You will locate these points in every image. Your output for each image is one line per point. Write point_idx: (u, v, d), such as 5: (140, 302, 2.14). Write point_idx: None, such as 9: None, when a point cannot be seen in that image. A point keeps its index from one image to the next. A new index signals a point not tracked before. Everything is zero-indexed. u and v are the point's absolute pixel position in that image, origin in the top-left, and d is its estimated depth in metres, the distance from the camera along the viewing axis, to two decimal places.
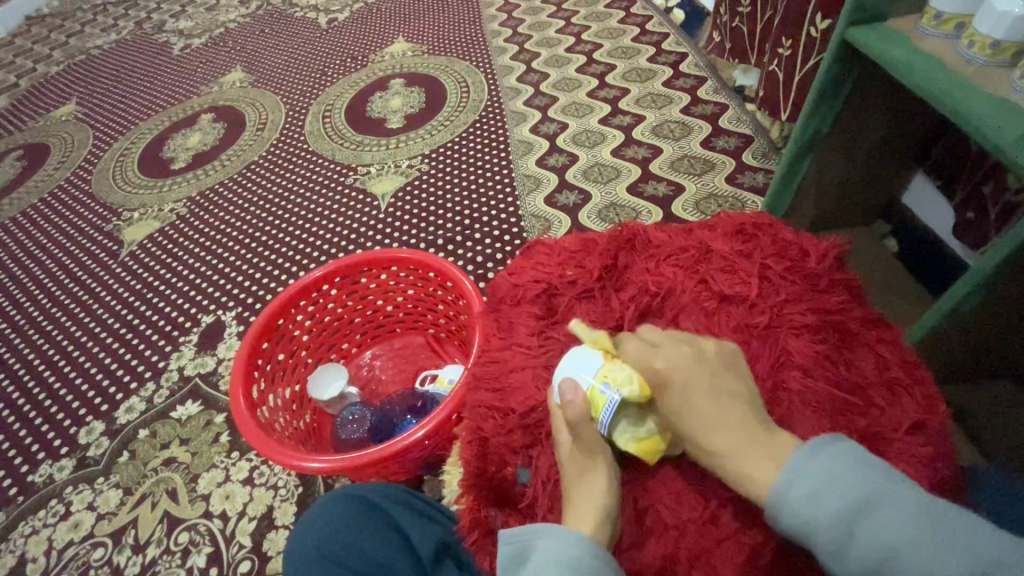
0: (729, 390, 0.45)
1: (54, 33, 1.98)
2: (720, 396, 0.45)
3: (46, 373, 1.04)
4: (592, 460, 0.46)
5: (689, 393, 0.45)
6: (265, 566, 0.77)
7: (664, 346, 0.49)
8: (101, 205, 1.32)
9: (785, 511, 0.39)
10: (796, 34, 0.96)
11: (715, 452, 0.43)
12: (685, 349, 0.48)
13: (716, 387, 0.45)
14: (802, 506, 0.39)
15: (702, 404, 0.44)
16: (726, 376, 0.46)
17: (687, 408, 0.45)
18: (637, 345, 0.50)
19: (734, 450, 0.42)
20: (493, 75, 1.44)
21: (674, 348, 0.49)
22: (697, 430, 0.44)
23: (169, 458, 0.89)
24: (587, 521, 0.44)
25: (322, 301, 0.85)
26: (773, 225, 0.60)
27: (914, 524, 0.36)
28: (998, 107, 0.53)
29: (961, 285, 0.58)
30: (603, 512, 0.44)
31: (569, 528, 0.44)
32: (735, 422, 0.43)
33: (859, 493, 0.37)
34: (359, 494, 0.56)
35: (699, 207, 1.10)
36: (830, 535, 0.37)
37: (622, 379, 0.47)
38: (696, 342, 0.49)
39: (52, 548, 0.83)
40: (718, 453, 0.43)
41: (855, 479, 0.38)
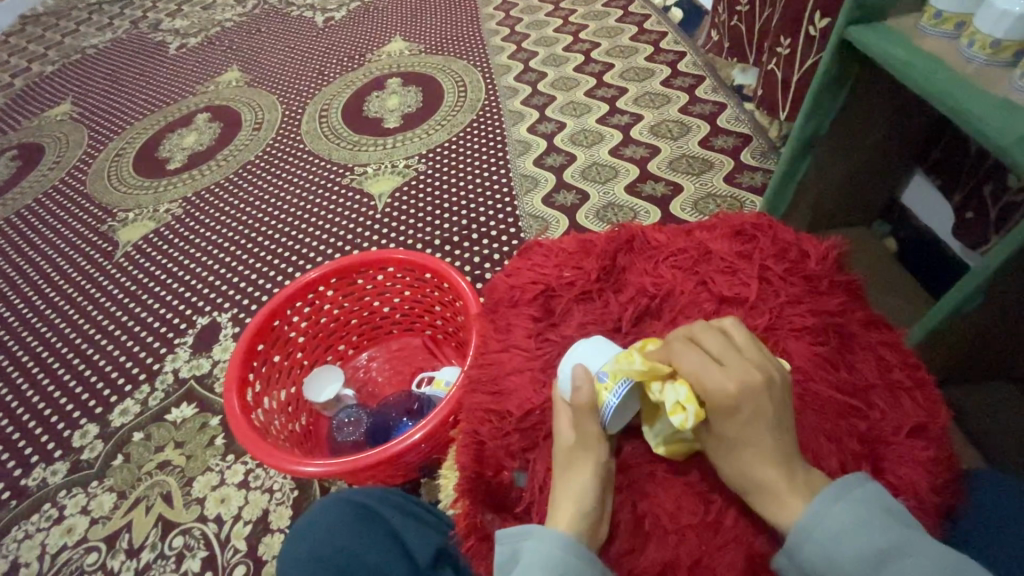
0: (786, 422, 0.42)
1: (49, 32, 1.97)
2: (781, 431, 0.42)
3: (39, 375, 1.03)
4: (586, 454, 0.46)
5: (753, 428, 0.42)
6: (260, 570, 0.77)
7: (732, 363, 0.43)
8: (95, 206, 1.31)
9: (806, 546, 0.40)
10: (794, 33, 0.96)
11: (759, 487, 0.41)
12: (758, 372, 0.43)
13: (779, 420, 0.42)
14: (825, 544, 0.39)
15: (762, 441, 0.42)
16: (789, 405, 0.43)
17: (747, 442, 0.42)
18: (699, 357, 0.44)
19: (777, 488, 0.41)
20: (490, 74, 1.44)
21: (746, 369, 0.43)
22: (749, 464, 0.42)
23: (164, 461, 0.89)
24: (564, 517, 0.44)
25: (318, 302, 0.84)
26: (772, 226, 0.59)
27: (935, 571, 0.36)
28: (1000, 108, 0.52)
29: (962, 287, 0.58)
30: (584, 507, 0.44)
31: (551, 526, 0.44)
32: (789, 458, 0.42)
33: (882, 542, 0.38)
34: (351, 496, 0.57)
35: (698, 207, 1.09)
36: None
37: (674, 405, 0.43)
38: (764, 363, 0.44)
39: (45, 553, 0.82)
40: (763, 488, 0.41)
41: (882, 524, 0.39)
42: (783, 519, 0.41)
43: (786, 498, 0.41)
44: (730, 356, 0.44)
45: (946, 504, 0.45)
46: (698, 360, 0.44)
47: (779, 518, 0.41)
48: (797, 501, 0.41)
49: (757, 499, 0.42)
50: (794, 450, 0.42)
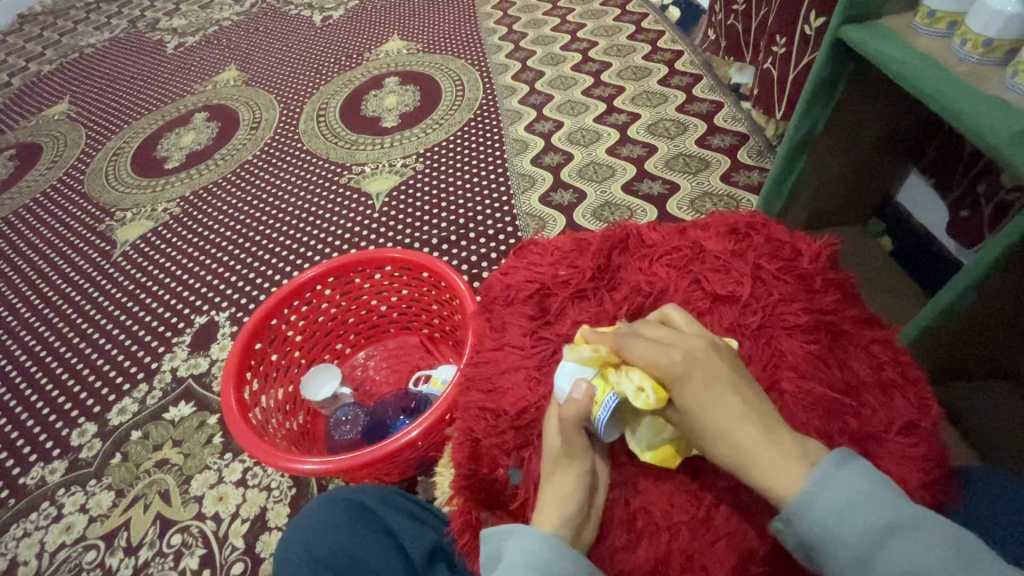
0: (746, 384, 0.45)
1: (46, 31, 1.97)
2: (742, 390, 0.44)
3: (38, 374, 1.03)
4: (571, 458, 0.47)
5: (716, 389, 0.44)
6: (258, 568, 0.77)
7: (676, 339, 0.47)
8: (93, 205, 1.31)
9: (806, 519, 0.39)
10: (790, 32, 0.96)
11: (744, 450, 0.42)
12: (700, 339, 0.47)
13: (737, 379, 0.45)
14: (824, 518, 0.39)
15: (729, 400, 0.44)
16: (740, 368, 0.46)
17: (715, 405, 0.43)
18: (644, 343, 0.47)
19: (762, 446, 0.42)
20: (488, 73, 1.44)
21: (686, 340, 0.47)
22: (727, 428, 0.43)
23: (161, 459, 0.89)
24: (550, 519, 0.45)
25: (316, 301, 0.85)
26: (766, 225, 0.59)
27: (936, 543, 0.35)
28: (993, 106, 0.53)
29: (955, 284, 0.58)
30: (569, 508, 0.45)
31: (536, 525, 0.46)
32: (763, 418, 0.43)
33: (884, 514, 0.38)
34: (330, 499, 0.56)
35: (694, 206, 1.10)
36: (852, 549, 0.37)
37: (636, 391, 0.46)
38: (700, 334, 0.48)
39: (44, 551, 0.83)
40: (748, 449, 0.42)
41: (880, 498, 0.38)
42: (778, 478, 0.41)
43: (774, 454, 0.41)
44: (672, 337, 0.47)
45: (937, 500, 0.46)
46: (645, 345, 0.47)
47: (776, 481, 0.41)
48: (785, 457, 0.41)
49: (747, 466, 0.42)
50: (764, 408, 0.44)
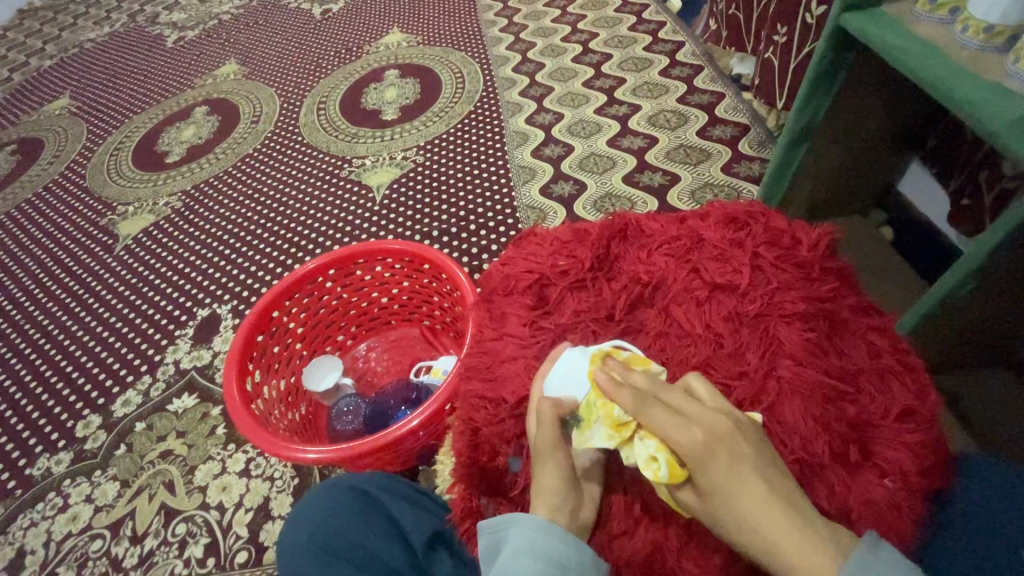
0: (770, 465, 0.41)
1: (46, 27, 1.97)
2: (768, 473, 0.40)
3: (42, 367, 1.04)
4: (550, 453, 0.46)
5: (743, 475, 0.40)
6: (262, 557, 0.78)
7: (699, 413, 0.42)
8: (95, 200, 1.32)
9: None
10: (791, 22, 0.96)
11: (771, 539, 0.39)
12: (723, 417, 0.42)
13: (763, 465, 0.41)
14: None
15: (755, 490, 0.40)
16: (764, 446, 0.42)
17: (740, 493, 0.40)
18: (664, 412, 0.42)
19: (793, 537, 0.38)
20: (488, 65, 1.44)
21: (710, 416, 0.42)
22: (755, 517, 0.39)
23: (165, 450, 0.90)
24: (542, 504, 0.45)
25: (317, 294, 0.85)
26: (765, 214, 0.60)
27: None
28: (993, 92, 0.53)
29: (954, 272, 0.59)
30: (558, 497, 0.45)
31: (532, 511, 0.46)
32: (790, 503, 0.40)
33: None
34: (296, 528, 0.54)
35: (695, 197, 1.10)
36: None
37: (647, 460, 0.42)
38: (728, 411, 0.43)
39: (50, 541, 0.84)
40: (780, 541, 0.38)
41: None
42: (809, 572, 0.38)
43: (804, 545, 0.38)
44: (693, 408, 0.43)
45: (935, 485, 0.46)
46: (664, 417, 0.42)
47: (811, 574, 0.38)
48: (819, 548, 0.38)
49: (776, 557, 0.38)
50: (791, 491, 0.41)
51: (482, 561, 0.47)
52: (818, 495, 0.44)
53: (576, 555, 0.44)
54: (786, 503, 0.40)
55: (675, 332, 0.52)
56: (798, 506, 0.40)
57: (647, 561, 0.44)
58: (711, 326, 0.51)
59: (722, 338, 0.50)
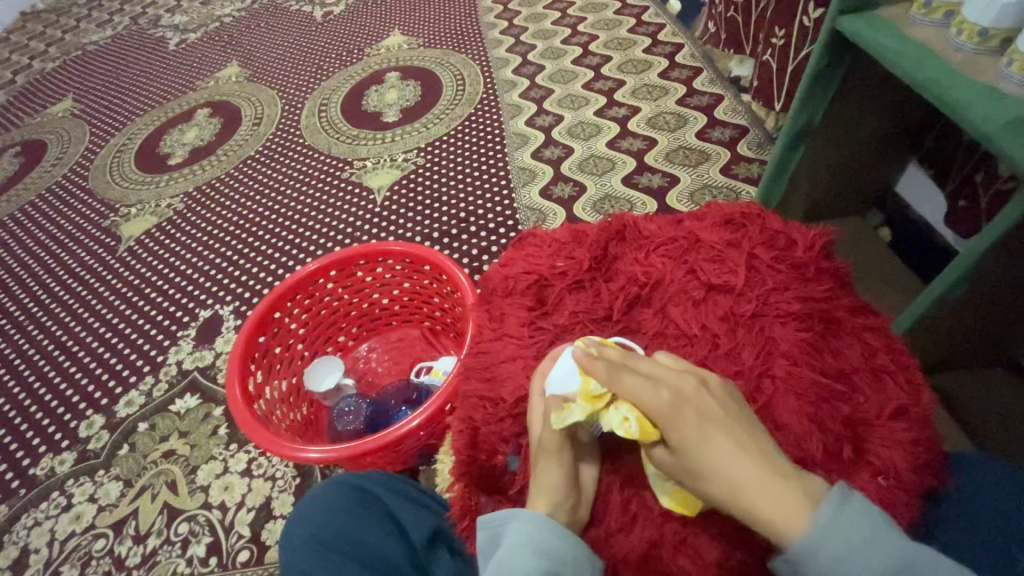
0: (739, 421, 0.42)
1: (49, 29, 1.98)
2: (735, 428, 0.42)
3: (46, 368, 1.05)
4: (555, 450, 0.46)
5: (711, 431, 0.41)
6: (263, 556, 0.78)
7: (667, 376, 0.44)
8: (98, 202, 1.32)
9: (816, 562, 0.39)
10: (789, 24, 0.96)
11: (743, 489, 0.40)
12: (689, 378, 0.43)
13: (730, 420, 0.42)
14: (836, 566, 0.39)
15: (724, 444, 0.41)
16: (729, 401, 0.44)
17: (708, 448, 0.41)
18: (633, 376, 0.43)
19: (763, 487, 0.40)
20: (489, 68, 1.44)
21: (676, 378, 0.43)
22: (726, 469, 0.40)
23: (168, 450, 0.91)
24: (542, 501, 0.46)
25: (318, 295, 0.86)
26: (762, 215, 0.60)
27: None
28: (987, 95, 0.53)
29: (949, 274, 0.59)
30: (560, 494, 0.45)
31: (531, 507, 0.47)
32: (759, 453, 0.41)
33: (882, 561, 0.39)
34: (297, 531, 0.54)
35: (694, 199, 1.10)
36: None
37: (621, 424, 0.43)
38: (693, 371, 0.44)
39: (54, 540, 0.84)
40: (751, 491, 0.40)
41: (876, 536, 0.39)
42: (779, 518, 0.39)
43: (773, 493, 0.40)
44: (660, 371, 0.44)
45: (928, 484, 0.47)
46: (634, 381, 0.43)
47: (782, 521, 0.39)
48: (788, 497, 0.40)
49: (748, 508, 0.40)
50: (761, 444, 0.42)
51: (480, 554, 0.47)
52: None
53: (572, 552, 0.44)
54: (755, 455, 0.41)
55: (672, 333, 0.53)
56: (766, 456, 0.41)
57: (642, 557, 0.45)
58: (707, 327, 0.52)
59: (718, 339, 0.51)
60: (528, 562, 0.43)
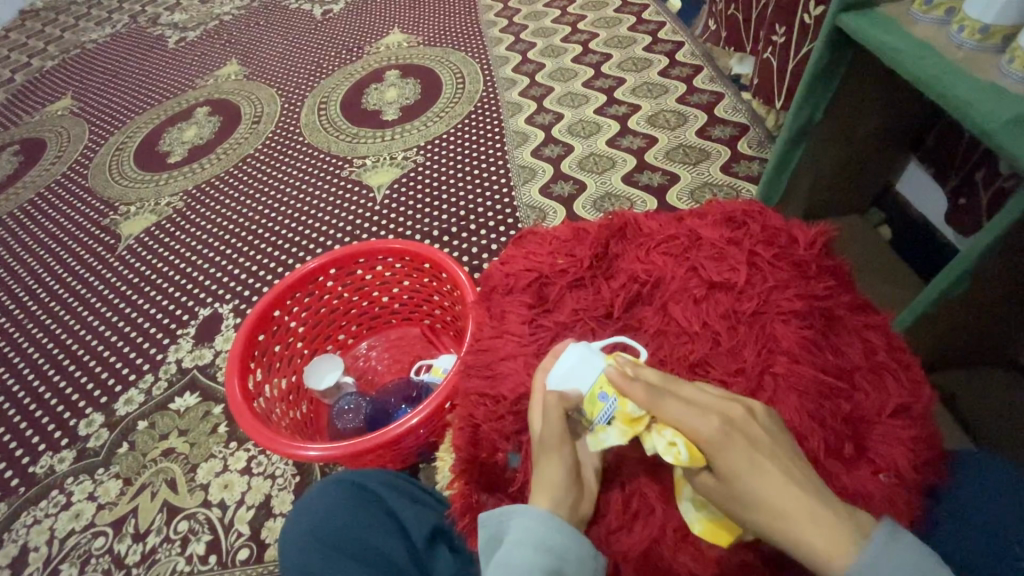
0: (786, 450, 0.41)
1: (48, 27, 1.97)
2: (783, 457, 0.40)
3: (45, 366, 1.05)
4: (555, 447, 0.46)
5: (759, 458, 0.40)
6: (264, 554, 0.78)
7: (712, 401, 0.43)
8: (97, 200, 1.32)
9: None
10: (790, 22, 0.96)
11: (793, 520, 0.38)
12: (736, 405, 0.42)
13: (778, 450, 0.41)
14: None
15: (773, 473, 0.39)
16: (778, 433, 0.42)
17: (759, 475, 0.39)
18: (680, 401, 0.42)
19: (814, 516, 0.38)
20: (488, 66, 1.44)
21: (722, 404, 0.42)
22: (777, 500, 0.39)
23: (168, 449, 0.90)
24: (544, 497, 0.45)
25: (317, 293, 0.85)
26: (763, 213, 0.60)
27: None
28: (988, 92, 0.53)
29: (950, 270, 0.59)
30: (563, 489, 0.45)
31: (532, 504, 0.46)
32: (809, 485, 0.40)
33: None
34: (295, 529, 0.54)
35: (694, 196, 1.10)
36: None
37: (666, 450, 0.42)
38: (739, 399, 0.44)
39: (54, 538, 0.84)
40: (802, 522, 0.38)
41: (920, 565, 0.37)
42: (832, 552, 0.37)
43: (826, 526, 0.38)
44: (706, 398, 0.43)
45: (927, 482, 0.47)
46: (681, 406, 0.42)
47: (835, 555, 0.37)
48: (840, 530, 0.38)
49: (798, 540, 0.38)
50: (809, 475, 0.40)
51: (483, 552, 0.47)
52: None
53: (575, 548, 0.44)
54: (804, 486, 0.39)
55: (672, 330, 0.52)
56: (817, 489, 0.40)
57: (646, 551, 0.45)
58: (708, 324, 0.51)
59: (719, 336, 0.51)
60: (530, 557, 0.43)
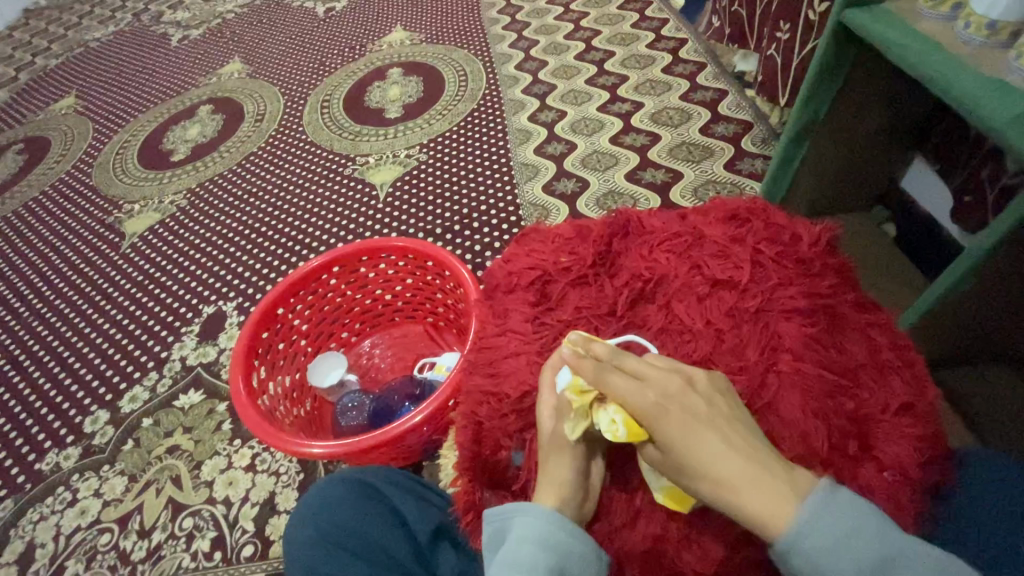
0: (725, 418, 0.42)
1: (51, 26, 1.98)
2: (723, 426, 0.42)
3: (50, 364, 1.05)
4: (566, 444, 0.47)
5: (697, 429, 0.41)
6: (268, 550, 0.79)
7: (653, 376, 0.44)
8: (102, 198, 1.33)
9: (805, 551, 0.39)
10: (794, 19, 0.96)
11: (729, 488, 0.40)
12: (676, 378, 0.43)
13: (719, 419, 0.42)
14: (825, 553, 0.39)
15: (710, 443, 0.41)
16: (722, 401, 0.43)
17: (696, 445, 0.41)
18: (621, 376, 0.44)
19: (751, 483, 0.40)
20: (491, 63, 1.44)
21: (664, 376, 0.44)
22: (713, 469, 0.40)
23: (173, 446, 0.91)
24: (551, 495, 0.46)
25: (321, 291, 0.86)
26: (766, 211, 0.60)
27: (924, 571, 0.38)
28: (995, 89, 0.53)
29: (955, 268, 0.59)
30: (569, 487, 0.46)
31: (537, 502, 0.47)
32: (748, 452, 0.41)
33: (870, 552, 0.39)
34: (299, 528, 0.54)
35: (697, 194, 1.10)
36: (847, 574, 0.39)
37: (609, 424, 0.44)
38: (684, 371, 0.44)
39: (60, 534, 0.85)
40: (739, 488, 0.40)
41: (865, 530, 0.40)
42: (766, 513, 0.39)
43: (762, 490, 0.40)
44: (649, 371, 0.44)
45: (933, 480, 0.47)
46: (621, 381, 0.43)
47: (769, 517, 0.39)
48: (775, 494, 0.40)
49: (736, 506, 0.40)
50: (748, 440, 0.42)
51: (487, 546, 0.48)
52: None
53: (579, 547, 0.45)
54: (742, 453, 0.41)
55: (676, 329, 0.52)
56: (757, 455, 0.41)
57: (648, 552, 0.45)
58: (712, 322, 0.51)
59: (723, 334, 0.50)
60: (533, 555, 0.44)
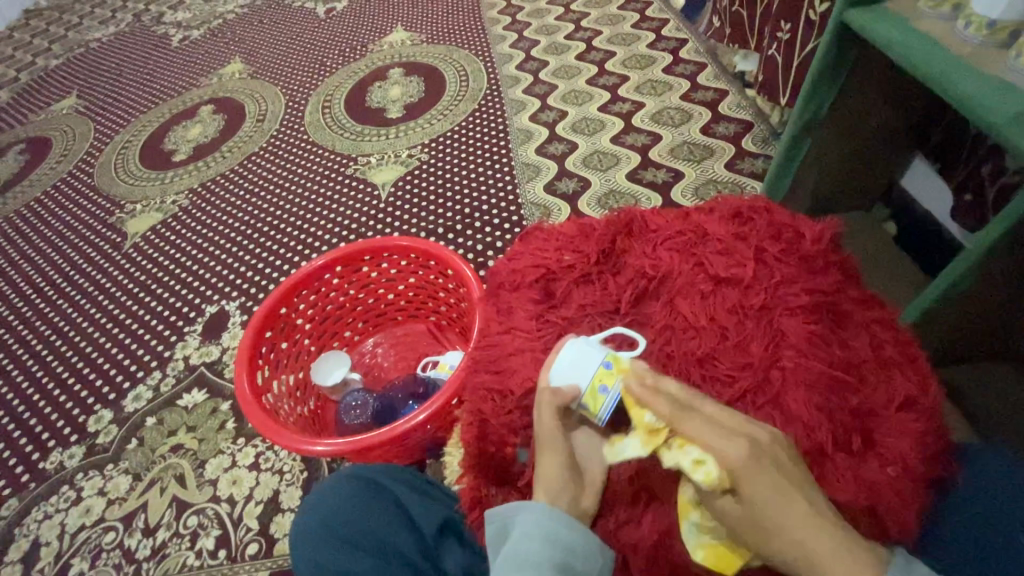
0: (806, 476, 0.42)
1: (52, 27, 1.98)
2: (805, 486, 0.41)
3: (53, 363, 1.05)
4: (552, 440, 0.48)
5: (785, 485, 0.40)
6: (272, 548, 0.79)
7: (737, 424, 0.42)
8: (104, 198, 1.33)
9: None
10: (795, 18, 0.96)
11: (815, 553, 0.39)
12: (761, 430, 0.42)
13: (800, 478, 0.41)
14: None
15: (796, 501, 0.40)
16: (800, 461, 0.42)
17: (784, 503, 0.39)
18: (705, 420, 0.42)
19: (836, 552, 0.39)
20: (492, 64, 1.44)
21: (747, 427, 0.42)
22: (800, 530, 0.39)
23: (176, 445, 0.91)
24: (546, 492, 0.47)
25: (324, 290, 0.86)
26: (768, 209, 0.60)
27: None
28: (995, 87, 0.53)
29: (956, 266, 0.59)
30: (563, 485, 0.47)
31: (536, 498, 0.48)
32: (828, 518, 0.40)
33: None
34: (306, 529, 0.55)
35: (699, 193, 1.11)
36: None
37: (691, 469, 0.41)
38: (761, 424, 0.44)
39: (64, 533, 0.85)
40: (825, 555, 0.39)
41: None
42: None
43: (848, 561, 0.39)
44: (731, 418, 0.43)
45: (934, 474, 0.47)
46: (707, 425, 0.42)
47: None
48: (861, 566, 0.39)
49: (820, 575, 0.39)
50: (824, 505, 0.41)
51: (490, 546, 0.49)
52: (823, 485, 0.45)
53: (584, 542, 0.46)
54: (824, 516, 0.40)
55: (679, 325, 0.52)
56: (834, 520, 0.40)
57: (655, 546, 0.44)
58: (715, 318, 0.51)
59: (727, 331, 0.51)
60: (540, 550, 0.45)
